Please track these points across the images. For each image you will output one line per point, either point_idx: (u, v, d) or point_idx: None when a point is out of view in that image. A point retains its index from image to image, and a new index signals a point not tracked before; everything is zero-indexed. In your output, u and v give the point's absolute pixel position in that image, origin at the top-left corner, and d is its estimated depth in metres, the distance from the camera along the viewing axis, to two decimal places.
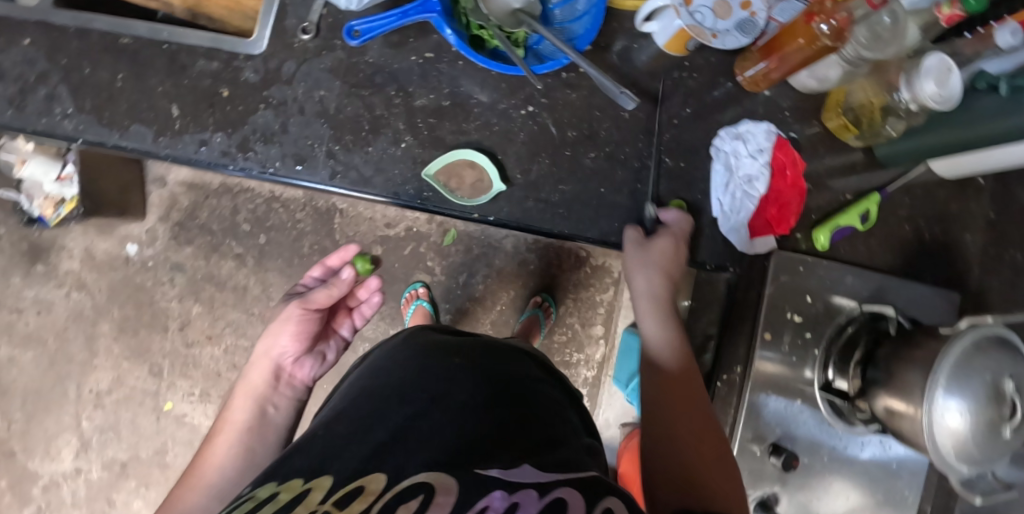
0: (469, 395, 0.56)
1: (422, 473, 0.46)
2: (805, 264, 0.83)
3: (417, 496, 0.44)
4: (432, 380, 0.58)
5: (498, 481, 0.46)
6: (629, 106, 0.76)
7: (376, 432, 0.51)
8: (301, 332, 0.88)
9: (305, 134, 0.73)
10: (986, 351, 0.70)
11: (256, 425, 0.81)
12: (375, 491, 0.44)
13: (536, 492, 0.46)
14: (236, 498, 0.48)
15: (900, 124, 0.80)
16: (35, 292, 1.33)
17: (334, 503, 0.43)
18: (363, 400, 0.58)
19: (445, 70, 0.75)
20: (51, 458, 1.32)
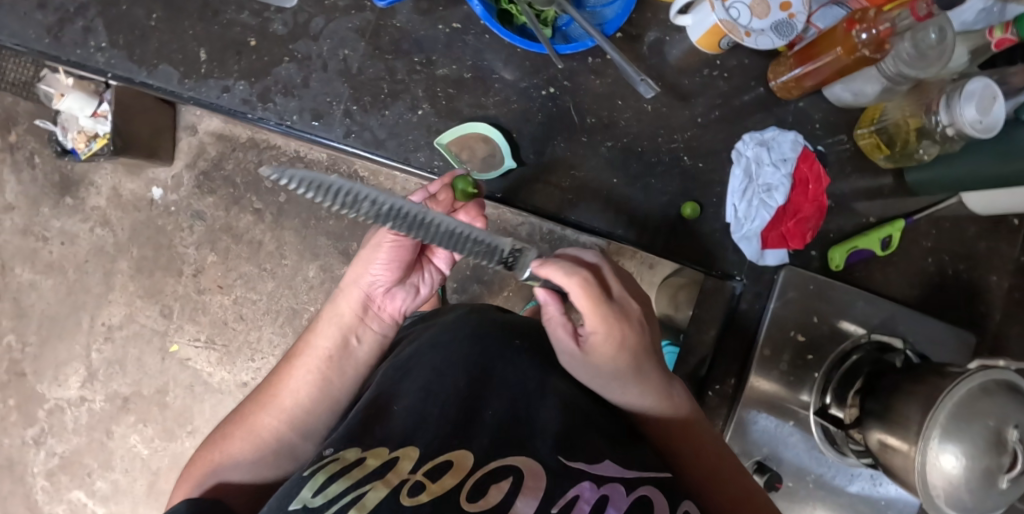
0: (533, 386, 0.68)
1: (511, 456, 0.59)
2: (817, 284, 0.80)
3: (507, 478, 0.57)
4: (500, 368, 0.69)
5: (586, 473, 0.58)
6: (649, 94, 0.74)
7: (447, 420, 0.62)
8: (393, 261, 0.72)
9: (325, 92, 0.73)
10: (993, 395, 0.66)
11: (337, 355, 0.72)
12: (466, 468, 0.57)
13: (622, 487, 0.58)
14: (313, 478, 0.56)
15: (934, 148, 0.77)
16: (62, 223, 1.37)
17: (426, 475, 0.56)
18: (429, 378, 0.67)
19: (471, 43, 0.74)
20: (58, 384, 1.36)
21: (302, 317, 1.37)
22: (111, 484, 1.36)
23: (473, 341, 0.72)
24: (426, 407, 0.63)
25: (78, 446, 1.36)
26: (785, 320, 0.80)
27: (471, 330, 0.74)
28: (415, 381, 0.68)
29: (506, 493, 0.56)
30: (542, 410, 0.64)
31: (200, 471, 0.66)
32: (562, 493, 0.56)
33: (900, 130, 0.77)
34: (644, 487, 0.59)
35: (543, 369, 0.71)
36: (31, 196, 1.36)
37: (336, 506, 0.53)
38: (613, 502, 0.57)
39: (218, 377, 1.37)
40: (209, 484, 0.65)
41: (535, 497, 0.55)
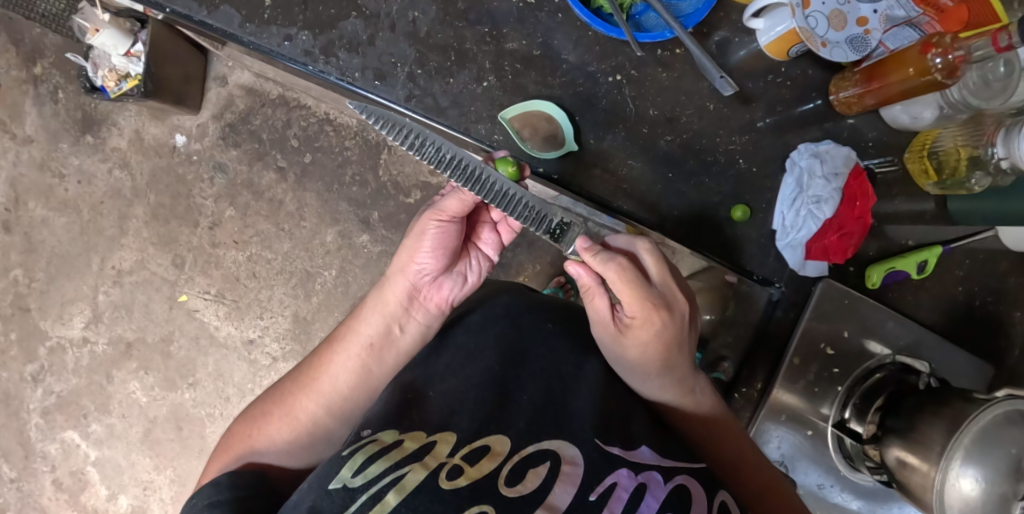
0: (569, 369, 0.65)
1: (547, 442, 0.55)
2: (851, 298, 0.81)
3: (545, 462, 0.53)
4: (534, 350, 0.67)
5: (623, 460, 0.55)
6: (727, 90, 0.74)
7: (482, 401, 0.59)
8: (439, 249, 0.70)
9: (390, 51, 0.75)
10: (1019, 425, 0.66)
11: (380, 344, 0.71)
12: (502, 452, 0.54)
13: (660, 476, 0.55)
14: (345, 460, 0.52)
15: (986, 180, 0.77)
16: (80, 161, 1.34)
17: (464, 458, 0.53)
18: (462, 361, 0.65)
19: (543, 20, 0.75)
20: (62, 323, 1.35)
21: (316, 282, 1.36)
22: (106, 428, 1.35)
23: (507, 321, 0.70)
24: (460, 389, 0.61)
25: (77, 386, 1.35)
26: (815, 331, 0.82)
27: (505, 309, 0.72)
28: (448, 364, 0.66)
29: (544, 479, 0.52)
30: (578, 394, 0.62)
31: (238, 447, 0.67)
32: (601, 479, 0.53)
33: (950, 158, 0.77)
34: (681, 477, 0.57)
35: (579, 352, 0.68)
36: (51, 131, 1.33)
37: (375, 487, 0.49)
38: (652, 492, 0.53)
39: (224, 332, 1.36)
40: (246, 462, 0.66)
41: (573, 483, 0.52)
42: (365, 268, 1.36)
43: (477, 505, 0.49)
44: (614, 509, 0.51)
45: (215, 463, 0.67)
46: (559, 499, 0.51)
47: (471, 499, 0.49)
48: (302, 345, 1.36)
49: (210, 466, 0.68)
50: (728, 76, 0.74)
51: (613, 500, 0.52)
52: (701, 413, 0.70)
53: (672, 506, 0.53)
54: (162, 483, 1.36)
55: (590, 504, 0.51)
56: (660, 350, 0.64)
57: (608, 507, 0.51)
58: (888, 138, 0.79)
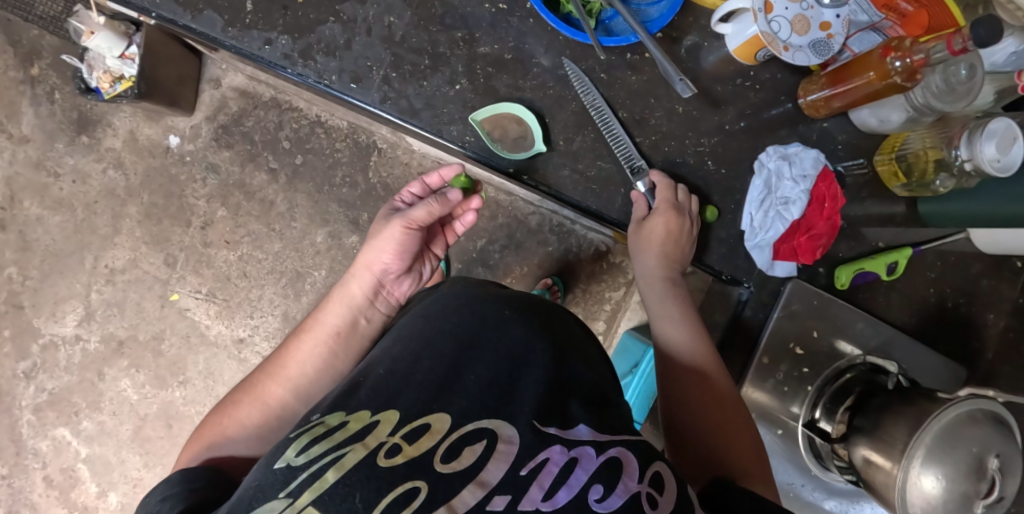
0: (521, 349, 0.62)
1: (485, 420, 0.55)
2: (821, 299, 0.82)
3: (481, 440, 0.53)
4: (485, 332, 0.63)
5: (557, 437, 0.55)
6: (685, 94, 0.77)
7: (429, 382, 0.58)
8: (404, 249, 0.78)
9: (366, 55, 0.77)
10: (980, 424, 0.68)
11: (347, 333, 0.76)
12: (441, 430, 0.54)
13: (592, 450, 0.56)
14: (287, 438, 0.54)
15: (950, 181, 0.78)
16: (75, 161, 1.37)
17: (403, 437, 0.53)
18: (415, 345, 0.62)
19: (515, 25, 0.77)
20: (55, 321, 1.37)
21: (306, 281, 1.38)
22: (97, 425, 1.37)
23: (462, 307, 0.67)
24: (409, 369, 0.59)
25: (69, 383, 1.37)
26: (786, 331, 0.83)
27: (462, 298, 0.69)
28: (397, 348, 0.62)
29: (478, 457, 0.52)
30: (527, 377, 0.60)
31: (206, 437, 0.69)
32: (534, 455, 0.54)
33: (918, 160, 0.78)
34: (615, 450, 0.56)
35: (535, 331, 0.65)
36: (47, 131, 1.36)
37: (316, 465, 0.51)
38: (582, 465, 0.54)
39: (214, 330, 1.38)
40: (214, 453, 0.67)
41: (505, 460, 0.53)
42: None
43: (411, 481, 0.50)
44: (542, 483, 0.52)
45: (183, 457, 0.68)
46: (491, 473, 0.52)
47: (406, 474, 0.50)
48: None
49: (180, 458, 0.69)
50: (686, 78, 0.77)
51: (543, 474, 0.53)
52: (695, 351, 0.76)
53: (601, 478, 0.54)
54: (151, 480, 1.37)
55: (521, 478, 0.52)
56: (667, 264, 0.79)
57: (538, 482, 0.52)
58: (858, 141, 0.81)
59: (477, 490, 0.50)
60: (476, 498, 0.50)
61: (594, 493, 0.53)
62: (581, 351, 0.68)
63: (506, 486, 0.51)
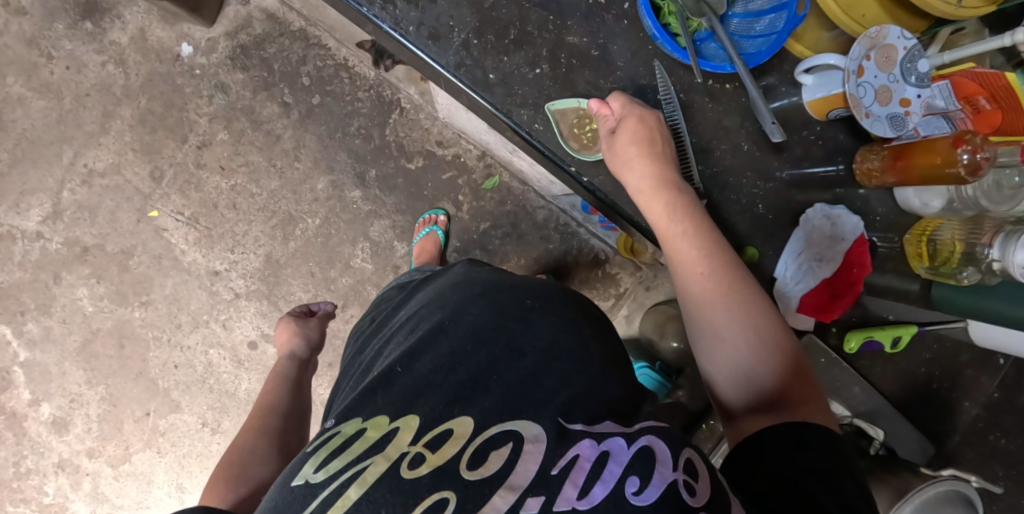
0: (544, 347, 0.63)
1: (510, 421, 0.55)
2: (827, 358, 0.87)
3: (507, 443, 0.53)
4: (512, 325, 0.65)
5: (584, 432, 0.55)
6: (775, 138, 0.75)
7: (447, 388, 0.58)
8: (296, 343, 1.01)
9: (450, 14, 0.72)
10: (954, 505, 0.73)
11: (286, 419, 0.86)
12: (465, 434, 0.54)
13: (623, 440, 0.54)
14: (323, 433, 0.58)
15: (975, 275, 0.81)
16: (73, 47, 1.27)
17: (426, 445, 0.53)
18: (433, 337, 0.64)
19: (608, 22, 0.74)
20: (17, 212, 1.27)
21: (297, 227, 1.32)
22: (43, 330, 1.28)
23: (484, 295, 0.69)
24: (444, 374, 0.60)
25: (20, 281, 1.27)
26: None
27: (484, 289, 0.70)
28: (430, 340, 0.64)
29: (505, 460, 0.52)
30: (556, 375, 0.60)
31: (231, 473, 0.74)
32: (563, 453, 0.52)
33: (944, 249, 0.80)
34: (645, 438, 0.54)
35: (559, 329, 0.66)
36: (48, 7, 1.25)
37: (336, 482, 0.52)
38: (615, 459, 0.52)
39: (190, 257, 1.31)
40: (262, 462, 0.76)
41: (534, 461, 0.52)
42: (349, 224, 1.33)
43: (439, 492, 0.50)
44: (575, 480, 0.51)
45: (217, 490, 0.71)
46: (529, 461, 0.52)
47: (431, 486, 0.50)
48: (269, 287, 1.32)
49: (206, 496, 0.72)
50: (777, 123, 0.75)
51: (575, 471, 0.51)
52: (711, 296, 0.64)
53: (636, 469, 0.52)
54: (92, 399, 1.29)
55: (552, 477, 0.51)
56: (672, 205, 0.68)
57: (570, 480, 0.51)
58: (895, 217, 0.84)
59: (508, 495, 0.50)
60: (507, 503, 0.49)
61: (631, 485, 0.51)
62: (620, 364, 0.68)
63: (539, 487, 0.50)
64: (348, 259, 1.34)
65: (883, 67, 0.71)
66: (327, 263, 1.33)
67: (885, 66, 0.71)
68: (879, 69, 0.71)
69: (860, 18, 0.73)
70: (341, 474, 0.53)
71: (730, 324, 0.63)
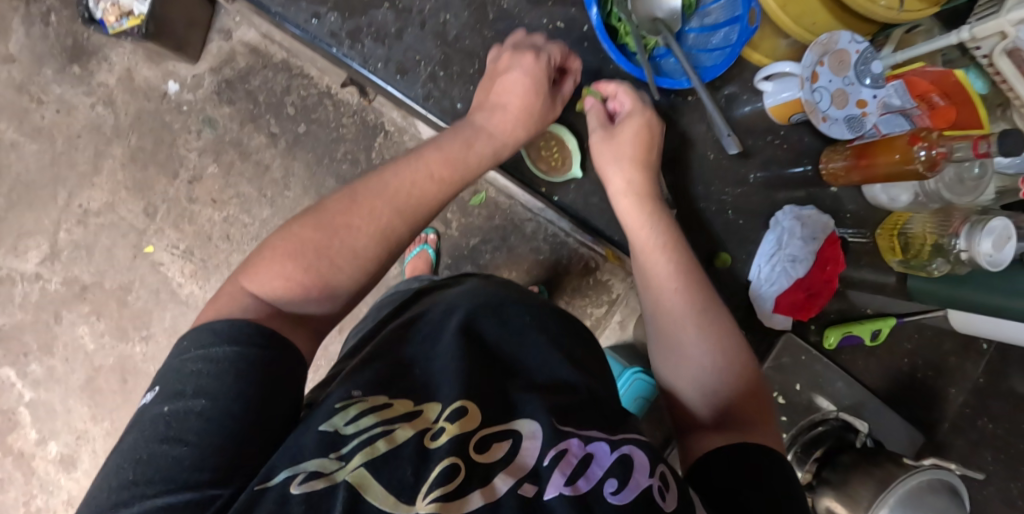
0: (541, 368, 0.64)
1: (514, 421, 0.56)
2: (808, 355, 0.87)
3: (508, 439, 0.55)
4: (510, 339, 0.66)
5: (575, 432, 0.57)
6: (730, 150, 0.77)
7: (453, 385, 0.58)
8: None
9: (416, 49, 0.75)
10: (939, 493, 0.74)
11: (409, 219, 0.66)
12: (478, 420, 0.55)
13: (607, 446, 0.56)
14: (344, 394, 0.56)
15: (945, 266, 0.82)
16: (62, 90, 1.30)
17: (447, 420, 0.55)
18: (428, 339, 0.64)
19: (569, 46, 0.77)
20: (15, 255, 1.30)
21: None
22: (46, 370, 1.31)
23: (484, 303, 0.68)
24: (454, 372, 0.59)
25: (21, 322, 1.30)
26: (771, 380, 0.87)
27: (486, 294, 0.70)
28: (431, 341, 0.63)
29: (507, 452, 0.54)
30: (555, 391, 0.61)
31: (309, 255, 0.60)
32: (555, 444, 0.55)
33: (916, 241, 0.83)
34: (627, 447, 0.57)
35: (552, 345, 0.66)
36: (36, 54, 1.29)
37: (369, 433, 0.53)
38: (597, 461, 0.54)
39: (187, 289, 1.34)
40: (347, 267, 0.62)
41: (531, 455, 0.54)
42: None
43: (451, 458, 0.52)
44: (563, 470, 0.53)
45: (282, 269, 0.60)
46: (528, 455, 0.54)
47: (450, 450, 0.53)
48: None
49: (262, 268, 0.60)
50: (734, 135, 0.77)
51: (563, 462, 0.53)
52: (674, 312, 0.69)
53: (616, 473, 0.54)
54: (97, 434, 1.31)
55: (544, 467, 0.53)
56: (650, 216, 0.72)
57: (558, 469, 0.53)
58: (865, 213, 0.85)
59: (508, 478, 0.52)
60: (507, 484, 0.52)
61: (609, 485, 0.53)
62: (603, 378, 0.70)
63: (533, 476, 0.52)
64: None
65: (837, 72, 0.74)
66: None
67: (838, 70, 0.74)
68: (833, 73, 0.74)
69: (811, 26, 0.75)
70: (371, 427, 0.53)
71: (700, 351, 0.67)
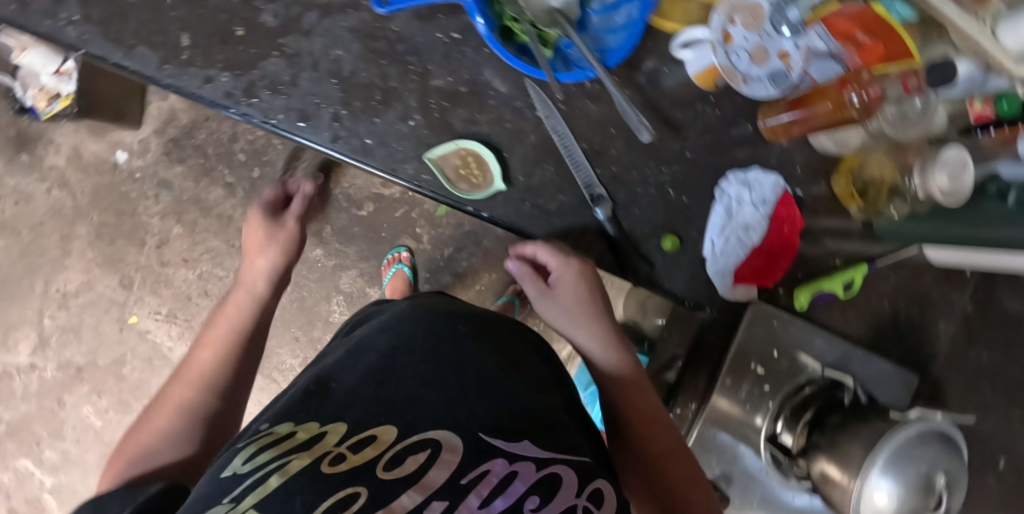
0: (470, 376, 0.63)
1: (430, 430, 0.56)
2: (780, 320, 0.82)
3: (425, 449, 0.54)
4: (442, 348, 0.66)
5: (502, 450, 0.55)
6: (645, 138, 0.76)
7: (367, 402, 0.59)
8: None
9: (314, 92, 0.72)
10: (929, 444, 0.71)
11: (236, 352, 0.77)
12: (387, 441, 0.54)
13: (533, 465, 0.55)
14: (254, 431, 0.58)
15: (904, 207, 0.81)
16: (16, 181, 1.31)
17: (350, 447, 0.54)
18: (358, 360, 0.65)
19: (469, 55, 0.74)
20: (6, 350, 1.32)
21: None
22: (61, 454, 1.34)
23: (417, 324, 0.69)
24: (375, 390, 0.60)
25: (27, 413, 1.33)
26: (748, 349, 0.82)
27: (418, 314, 0.71)
28: (359, 365, 0.64)
29: (421, 464, 0.52)
30: (482, 402, 0.60)
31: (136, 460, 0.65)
32: (473, 466, 0.53)
33: (874, 184, 0.80)
34: (555, 465, 0.56)
35: (483, 356, 0.66)
36: None
37: (262, 472, 0.52)
38: (522, 477, 0.54)
39: (178, 352, 1.35)
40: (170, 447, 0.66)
41: (447, 469, 0.52)
42: (319, 282, 1.35)
43: (353, 486, 0.50)
44: (480, 493, 0.51)
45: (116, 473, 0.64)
46: (440, 472, 0.52)
47: (347, 480, 0.50)
48: None
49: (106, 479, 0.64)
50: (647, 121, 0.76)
51: (481, 484, 0.52)
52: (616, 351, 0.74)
53: (540, 490, 0.53)
54: None
55: (460, 487, 0.51)
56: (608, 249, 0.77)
57: (475, 490, 0.51)
58: (816, 163, 0.81)
59: (415, 495, 0.50)
60: (413, 502, 0.49)
61: (530, 503, 0.52)
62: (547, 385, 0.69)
63: (444, 492, 0.50)
64: (327, 316, 1.37)
65: (751, 27, 0.71)
66: (307, 324, 1.36)
67: (752, 26, 0.71)
68: (747, 30, 0.71)
69: None
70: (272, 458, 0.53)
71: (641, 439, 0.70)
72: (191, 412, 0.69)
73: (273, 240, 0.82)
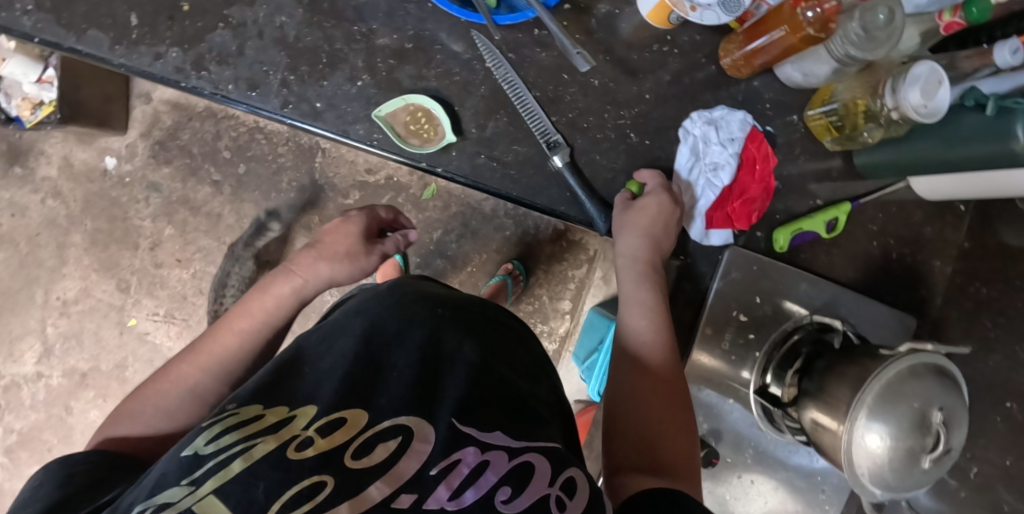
0: (446, 357, 0.60)
1: (404, 416, 0.53)
2: (760, 264, 0.80)
3: (396, 437, 0.51)
4: (414, 328, 0.62)
5: (475, 439, 0.53)
6: (583, 66, 0.74)
7: (332, 388, 0.55)
8: None
9: (260, 60, 0.71)
10: (921, 378, 0.65)
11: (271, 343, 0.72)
12: (358, 425, 0.52)
13: (507, 454, 0.52)
14: (220, 409, 0.53)
15: (877, 131, 0.76)
16: (11, 194, 1.33)
17: (317, 430, 0.51)
18: (326, 342, 0.61)
19: (413, 12, 0.72)
20: (13, 360, 1.35)
21: None
22: None
23: (389, 303, 0.64)
24: (341, 376, 0.56)
25: (37, 421, 1.35)
26: (727, 297, 0.80)
27: (391, 292, 0.66)
28: (326, 347, 0.60)
29: (391, 453, 0.50)
30: (452, 383, 0.57)
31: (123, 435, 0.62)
32: (447, 454, 0.51)
33: (848, 112, 0.75)
34: (528, 454, 0.53)
35: (464, 338, 0.62)
36: None
37: (225, 453, 0.48)
38: (493, 467, 0.51)
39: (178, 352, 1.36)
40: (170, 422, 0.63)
41: (418, 459, 0.50)
42: None
43: (319, 474, 0.47)
44: (450, 484, 0.49)
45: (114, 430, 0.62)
46: (410, 462, 0.50)
47: (314, 468, 0.48)
48: None
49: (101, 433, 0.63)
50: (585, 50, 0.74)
51: (452, 474, 0.50)
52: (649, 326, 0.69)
53: (512, 481, 0.51)
54: None
55: (429, 478, 0.49)
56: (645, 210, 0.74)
57: (444, 481, 0.49)
58: (786, 98, 0.79)
59: (384, 486, 0.48)
60: (382, 494, 0.47)
61: (501, 494, 0.49)
62: (526, 369, 0.65)
63: (413, 484, 0.48)
64: (321, 307, 1.36)
65: None
66: (301, 316, 1.35)
67: None
68: None
69: None
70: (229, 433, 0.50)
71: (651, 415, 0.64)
72: (202, 398, 0.65)
73: (349, 253, 0.77)
